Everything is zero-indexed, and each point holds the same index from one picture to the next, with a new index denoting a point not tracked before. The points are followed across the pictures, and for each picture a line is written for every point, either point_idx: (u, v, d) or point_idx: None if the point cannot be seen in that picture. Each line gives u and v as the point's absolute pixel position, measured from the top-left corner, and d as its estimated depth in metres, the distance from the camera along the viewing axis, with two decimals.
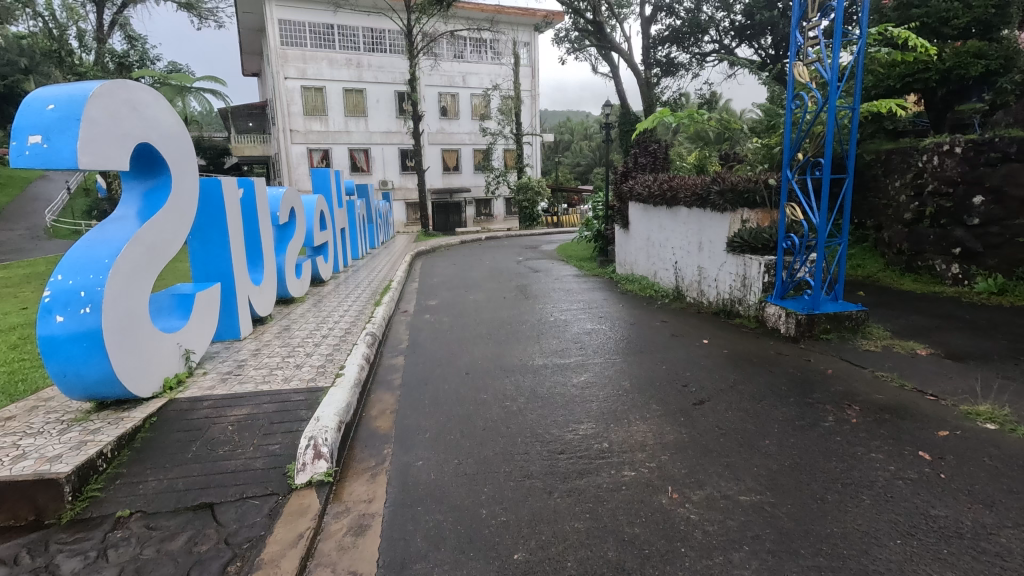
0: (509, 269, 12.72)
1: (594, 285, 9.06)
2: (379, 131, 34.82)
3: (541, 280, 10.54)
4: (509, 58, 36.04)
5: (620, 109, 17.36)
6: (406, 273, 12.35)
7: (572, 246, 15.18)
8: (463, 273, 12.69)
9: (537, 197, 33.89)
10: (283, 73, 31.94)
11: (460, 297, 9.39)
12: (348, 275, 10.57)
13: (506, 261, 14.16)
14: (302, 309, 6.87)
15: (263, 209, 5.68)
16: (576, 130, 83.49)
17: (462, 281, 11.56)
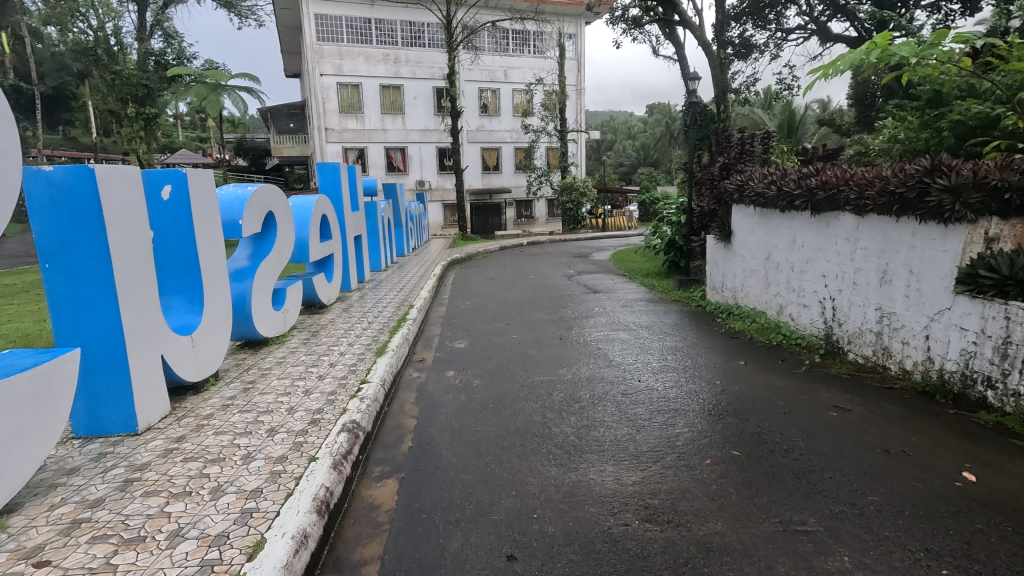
0: (549, 285, 10.85)
1: (658, 336, 7.22)
2: (416, 129, 33.33)
3: (584, 309, 8.73)
4: (554, 51, 34.04)
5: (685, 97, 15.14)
6: (433, 290, 10.66)
7: (633, 256, 13.20)
8: (495, 289, 10.88)
9: (582, 199, 31.63)
10: (319, 69, 30.75)
11: (488, 336, 7.70)
12: (355, 302, 8.93)
13: (546, 273, 12.27)
14: (286, 390, 5.48)
15: (199, 204, 5.30)
16: (620, 130, 80.56)
17: (494, 303, 9.79)
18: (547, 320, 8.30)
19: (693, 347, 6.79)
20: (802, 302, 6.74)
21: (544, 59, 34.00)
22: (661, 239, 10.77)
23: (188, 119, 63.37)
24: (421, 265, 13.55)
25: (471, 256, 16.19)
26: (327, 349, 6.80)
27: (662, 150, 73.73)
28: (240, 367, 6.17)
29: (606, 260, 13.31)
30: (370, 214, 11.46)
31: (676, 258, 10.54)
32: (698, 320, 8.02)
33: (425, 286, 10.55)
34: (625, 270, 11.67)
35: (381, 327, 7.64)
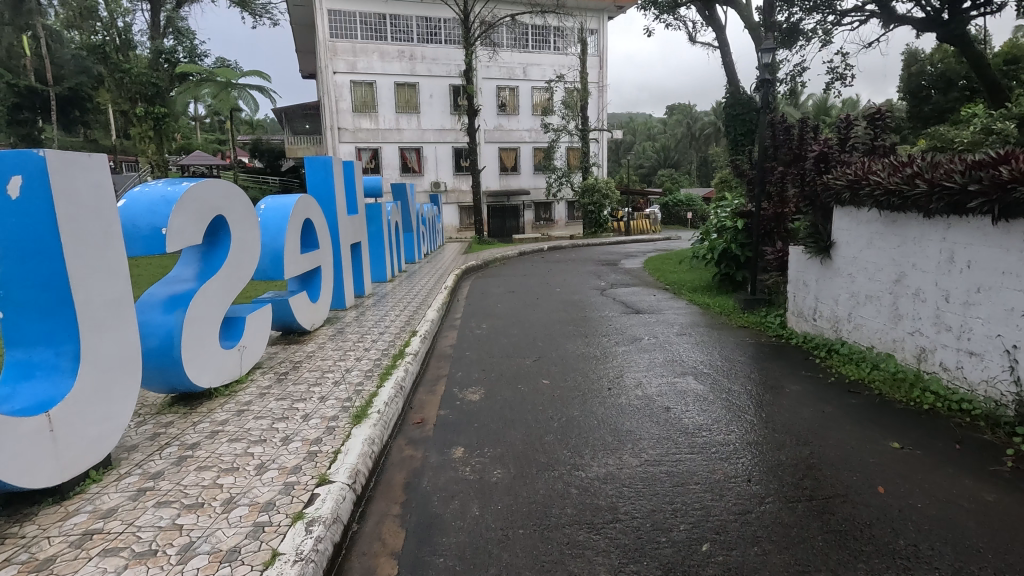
0: (575, 301, 9.45)
1: (755, 411, 5.39)
2: (432, 129, 32.16)
3: (632, 348, 7.15)
4: (575, 47, 32.67)
5: (727, 88, 13.66)
6: (444, 305, 9.38)
7: (674, 264, 11.83)
8: (513, 305, 9.52)
9: (605, 201, 30.15)
10: (332, 67, 29.79)
11: (503, 381, 6.36)
12: (348, 332, 7.67)
13: (572, 284, 10.86)
14: (201, 509, 3.83)
15: (76, 214, 3.99)
16: (640, 131, 79.04)
17: (510, 324, 8.44)
18: (597, 365, 6.70)
19: (773, 414, 5.29)
20: (973, 350, 5.00)
21: (565, 55, 32.60)
22: (711, 251, 9.43)
23: (207, 120, 63.28)
24: (434, 273, 12.27)
25: (488, 262, 14.86)
26: (301, 405, 5.51)
27: (683, 150, 72.19)
28: (182, 439, 4.89)
29: (639, 270, 11.87)
30: (373, 218, 10.26)
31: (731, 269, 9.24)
32: (761, 364, 6.58)
33: (435, 301, 9.27)
34: (667, 282, 10.34)
35: (370, 371, 6.36)
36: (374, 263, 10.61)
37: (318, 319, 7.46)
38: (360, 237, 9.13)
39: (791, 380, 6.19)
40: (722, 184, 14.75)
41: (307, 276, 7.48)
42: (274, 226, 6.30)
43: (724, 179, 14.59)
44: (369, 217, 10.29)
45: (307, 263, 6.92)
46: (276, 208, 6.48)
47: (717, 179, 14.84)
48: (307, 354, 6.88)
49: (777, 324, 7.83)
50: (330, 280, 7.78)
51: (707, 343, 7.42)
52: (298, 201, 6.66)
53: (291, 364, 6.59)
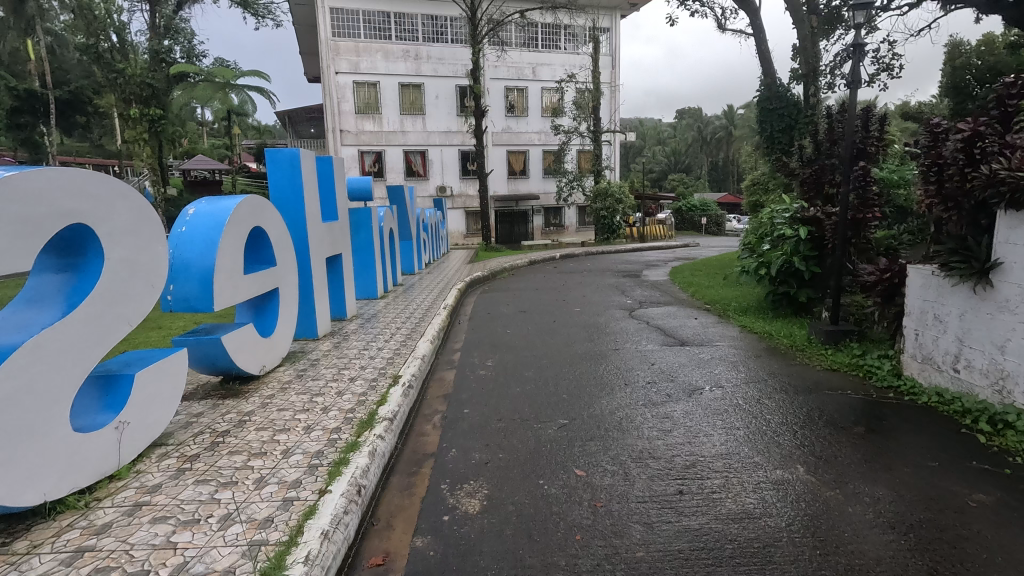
0: (598, 330, 7.89)
1: (920, 558, 3.34)
2: (438, 131, 30.92)
3: (691, 407, 5.43)
4: (587, 46, 31.44)
5: (762, 80, 12.24)
6: (442, 330, 7.93)
7: (710, 279, 10.41)
8: (526, 331, 7.98)
9: (618, 206, 28.77)
10: (334, 67, 28.69)
11: (516, 447, 4.79)
12: (317, 375, 6.22)
13: (592, 302, 9.36)
14: None
15: None
16: (650, 135, 77.67)
17: (523, 360, 6.88)
18: (654, 437, 4.91)
19: (969, 566, 3.26)
20: None
21: (576, 55, 31.36)
22: (760, 272, 8.02)
23: (213, 126, 62.71)
24: (437, 287, 10.89)
25: (497, 274, 13.46)
26: (222, 495, 3.94)
27: (693, 154, 70.97)
28: (29, 562, 3.26)
29: (667, 283, 10.41)
30: (363, 224, 9.00)
31: (790, 289, 7.83)
32: (853, 425, 5.00)
33: (432, 326, 7.85)
34: (707, 301, 8.89)
35: (333, 434, 4.84)
36: (363, 277, 9.32)
37: (275, 356, 6.15)
38: (338, 247, 7.92)
39: (896, 453, 4.64)
40: (754, 187, 13.36)
41: (260, 299, 6.23)
42: (204, 241, 5.03)
43: (757, 181, 13.19)
44: (356, 224, 9.07)
45: (254, 285, 5.64)
46: (208, 215, 5.26)
47: (750, 181, 13.43)
48: (260, 409, 5.40)
49: (869, 360, 6.48)
50: (293, 302, 6.52)
51: (768, 391, 5.89)
52: (241, 204, 5.41)
53: (240, 422, 5.15)
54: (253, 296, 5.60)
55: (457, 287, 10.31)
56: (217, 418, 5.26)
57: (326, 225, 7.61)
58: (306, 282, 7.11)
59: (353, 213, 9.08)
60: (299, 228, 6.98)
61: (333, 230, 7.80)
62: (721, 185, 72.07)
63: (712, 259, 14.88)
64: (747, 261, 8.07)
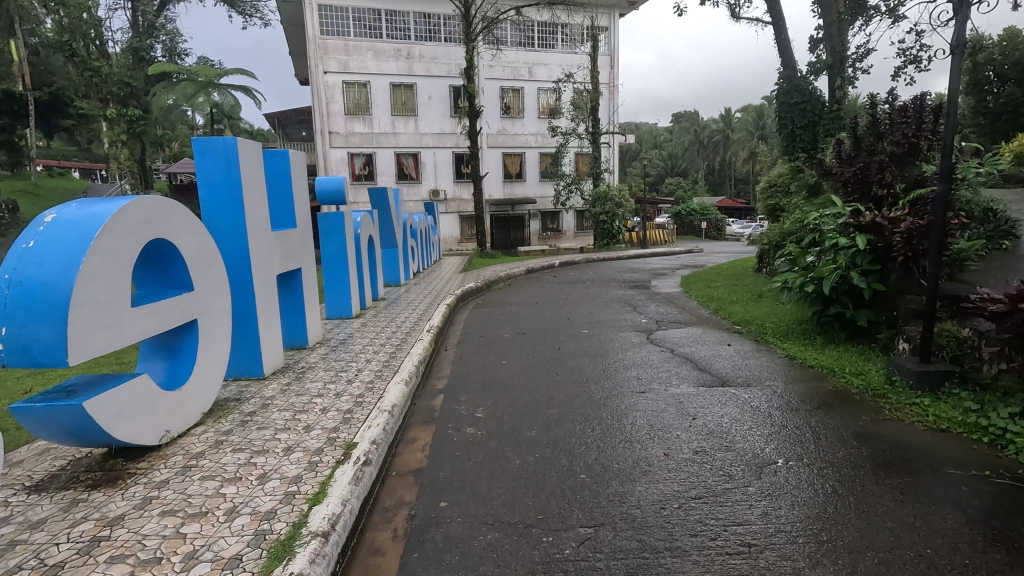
0: (604, 355, 6.66)
1: None
2: (431, 133, 29.81)
3: (753, 489, 3.90)
4: (585, 46, 30.48)
5: (783, 73, 11.22)
6: (422, 365, 6.70)
7: (732, 292, 9.13)
8: (523, 359, 6.73)
9: (618, 210, 27.67)
10: (322, 66, 27.58)
11: (513, 538, 3.53)
12: (262, 430, 5.01)
13: (596, 318, 8.13)
14: None
15: None
16: (646, 138, 76.95)
17: (519, 400, 5.64)
18: (700, 512, 3.67)
19: None
20: None
21: (574, 54, 30.36)
22: (804, 284, 6.44)
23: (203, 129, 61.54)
24: (423, 301, 9.66)
25: (491, 285, 12.24)
26: None
27: (690, 157, 70.37)
28: None
29: (682, 298, 9.28)
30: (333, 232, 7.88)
31: (840, 308, 6.37)
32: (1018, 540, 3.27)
33: (409, 359, 6.64)
34: (734, 320, 7.62)
35: (224, 574, 3.10)
36: (335, 291, 8.17)
37: (186, 415, 4.91)
38: (288, 263, 6.78)
39: None
40: (769, 188, 12.24)
41: (170, 335, 5.09)
42: (63, 258, 3.84)
43: (774, 181, 12.06)
44: (325, 231, 7.99)
45: (152, 319, 4.50)
46: (73, 222, 4.04)
47: (764, 182, 12.32)
48: (148, 503, 3.85)
49: (983, 422, 4.59)
50: (226, 331, 5.45)
51: (850, 450, 4.40)
52: (124, 208, 4.24)
53: (107, 531, 3.53)
54: (149, 333, 4.46)
55: (446, 302, 9.12)
56: (113, 495, 4.02)
57: (274, 236, 6.50)
58: (243, 305, 5.96)
59: (322, 219, 7.96)
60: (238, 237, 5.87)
61: (284, 241, 6.69)
62: (719, 189, 71.30)
63: (724, 267, 13.73)
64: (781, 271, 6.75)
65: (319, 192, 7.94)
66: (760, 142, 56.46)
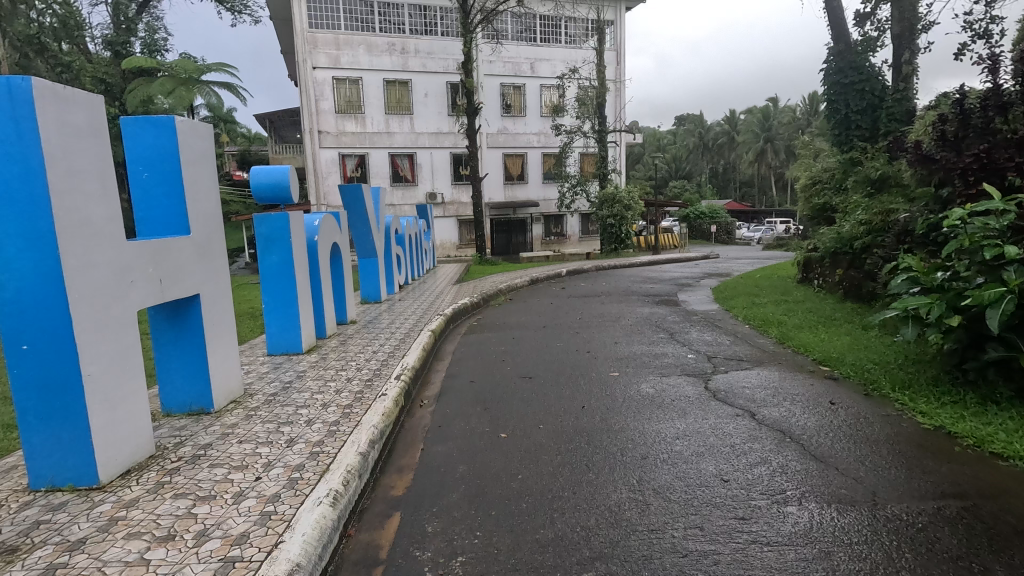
0: (652, 416, 4.48)
1: None
2: (427, 132, 28.12)
3: None
4: (590, 41, 28.83)
5: (833, 49, 9.46)
6: (387, 427, 4.55)
7: (791, 314, 7.11)
8: (534, 418, 4.60)
9: (627, 213, 25.86)
10: (311, 62, 25.95)
11: None
12: (101, 558, 2.88)
13: (626, 357, 5.99)
14: None
15: None
16: (649, 142, 75.40)
17: (532, 489, 3.52)
18: None
19: None
20: None
21: (578, 49, 28.77)
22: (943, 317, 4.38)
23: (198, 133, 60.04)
24: (404, 324, 7.70)
25: (487, 300, 10.31)
26: None
27: (694, 161, 68.95)
28: None
29: (725, 318, 7.37)
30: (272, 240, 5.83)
31: (1004, 351, 4.29)
32: None
33: (368, 422, 4.50)
34: (818, 356, 5.59)
35: None
36: (277, 316, 6.08)
37: None
38: (162, 288, 4.36)
39: None
40: (811, 185, 10.47)
41: None
42: None
43: (818, 177, 10.29)
44: (263, 240, 5.95)
45: None
46: None
47: (804, 177, 10.57)
48: None
49: None
50: None
51: None
52: None
53: None
54: None
55: (432, 327, 7.14)
56: None
57: (133, 247, 4.08)
58: (56, 371, 3.55)
59: (259, 223, 5.91)
60: (41, 255, 3.46)
61: (152, 253, 4.29)
62: (725, 192, 69.68)
63: (756, 277, 11.90)
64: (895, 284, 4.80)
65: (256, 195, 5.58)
66: (768, 144, 54.91)
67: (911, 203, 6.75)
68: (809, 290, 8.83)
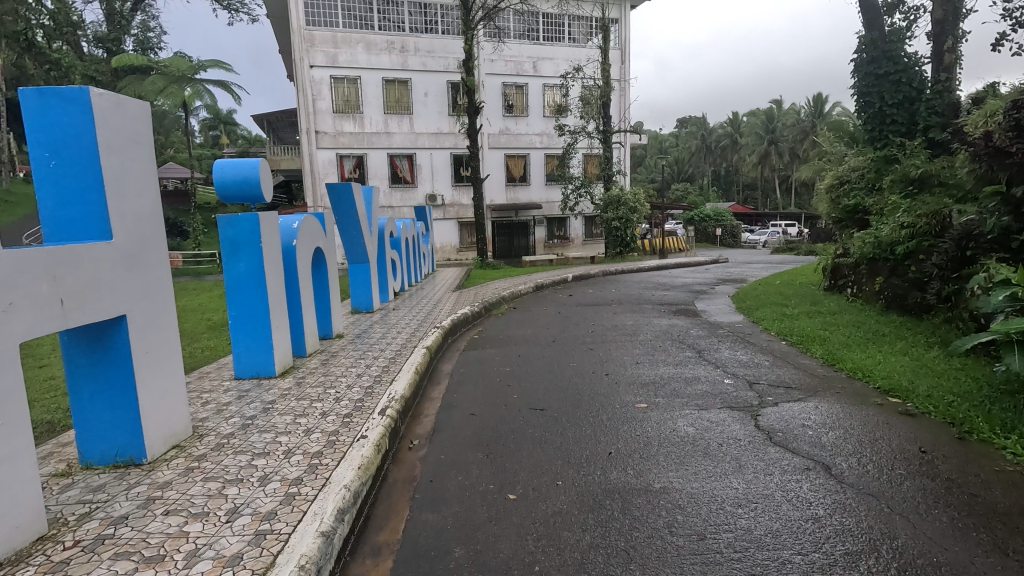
0: (719, 426, 3.55)
1: None
2: (427, 132, 27.40)
3: None
4: (594, 40, 28.15)
5: (865, 38, 8.70)
6: (391, 434, 3.61)
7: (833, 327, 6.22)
8: (573, 427, 3.66)
9: (633, 215, 25.11)
10: (308, 60, 25.26)
11: None
12: None
13: (664, 366, 5.08)
14: None
15: None
16: (651, 144, 74.69)
17: (587, 508, 2.61)
18: None
19: None
20: None
21: (582, 48, 28.06)
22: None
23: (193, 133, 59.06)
24: (399, 335, 6.88)
25: (489, 310, 9.48)
26: None
27: (696, 163, 68.27)
28: None
29: (757, 332, 6.56)
30: (241, 245, 4.47)
31: None
32: None
33: (370, 426, 3.55)
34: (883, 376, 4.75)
35: None
36: (250, 342, 4.60)
37: None
38: (64, 312, 2.59)
39: None
40: (838, 185, 9.74)
41: None
42: None
43: (847, 176, 9.55)
44: (229, 246, 4.47)
45: None
46: None
47: (829, 177, 9.85)
48: None
49: None
50: None
51: None
52: None
53: None
54: None
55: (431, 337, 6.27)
56: None
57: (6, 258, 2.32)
58: None
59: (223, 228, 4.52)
60: None
61: (52, 261, 2.55)
62: (728, 195, 69.00)
63: (776, 284, 11.11)
64: (992, 305, 3.82)
65: (222, 194, 4.50)
66: (773, 146, 54.15)
67: (972, 201, 5.96)
68: (843, 298, 8.03)
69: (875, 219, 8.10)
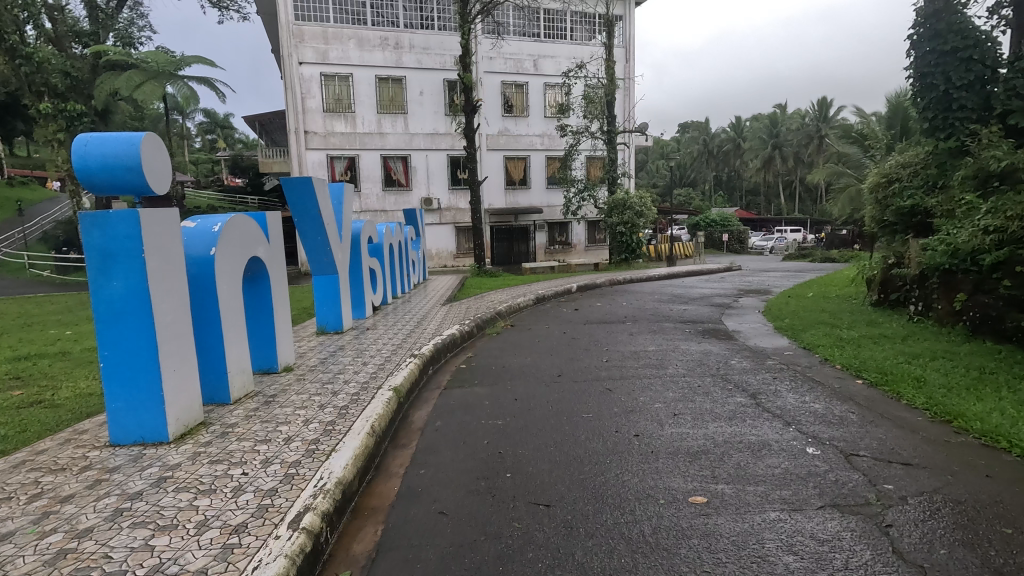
0: (844, 557, 2.15)
1: None
2: (422, 133, 26.13)
3: None
4: (597, 37, 26.95)
5: (927, 9, 7.37)
6: (306, 566, 2.19)
7: (921, 360, 4.82)
8: (603, 551, 2.26)
9: (638, 220, 23.75)
10: (297, 56, 24.01)
11: None
12: None
13: (714, 422, 3.68)
14: None
15: None
16: (653, 149, 73.38)
17: None
18: None
19: None
20: None
21: (584, 46, 26.84)
22: None
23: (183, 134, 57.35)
24: (366, 363, 5.49)
25: (483, 328, 8.10)
26: None
27: (698, 168, 66.99)
28: None
29: (818, 364, 5.19)
30: (117, 256, 3.11)
31: None
32: None
33: (268, 556, 2.14)
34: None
35: None
36: (130, 397, 3.21)
37: None
38: None
39: None
40: (885, 184, 8.51)
41: None
42: None
43: (897, 173, 8.32)
44: (97, 256, 3.12)
45: None
46: None
47: (874, 175, 8.66)
48: None
49: None
50: None
51: None
52: None
53: None
54: None
55: (404, 374, 4.81)
56: None
57: None
58: None
59: (94, 230, 3.16)
60: None
61: None
62: (731, 200, 67.68)
63: (811, 297, 9.76)
64: None
65: (88, 184, 3.13)
66: (776, 151, 52.74)
67: None
68: (907, 317, 6.66)
69: (943, 222, 6.75)
